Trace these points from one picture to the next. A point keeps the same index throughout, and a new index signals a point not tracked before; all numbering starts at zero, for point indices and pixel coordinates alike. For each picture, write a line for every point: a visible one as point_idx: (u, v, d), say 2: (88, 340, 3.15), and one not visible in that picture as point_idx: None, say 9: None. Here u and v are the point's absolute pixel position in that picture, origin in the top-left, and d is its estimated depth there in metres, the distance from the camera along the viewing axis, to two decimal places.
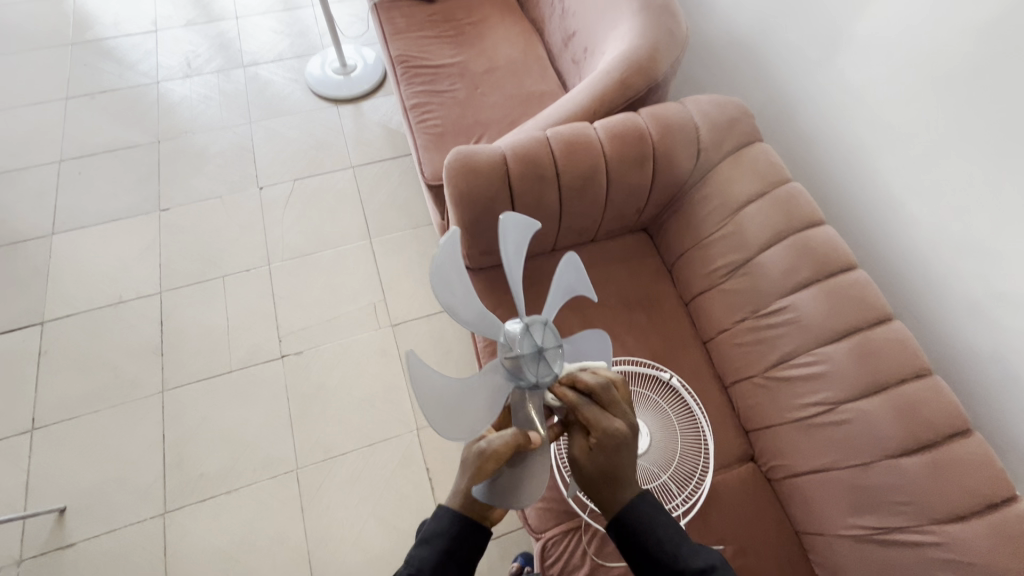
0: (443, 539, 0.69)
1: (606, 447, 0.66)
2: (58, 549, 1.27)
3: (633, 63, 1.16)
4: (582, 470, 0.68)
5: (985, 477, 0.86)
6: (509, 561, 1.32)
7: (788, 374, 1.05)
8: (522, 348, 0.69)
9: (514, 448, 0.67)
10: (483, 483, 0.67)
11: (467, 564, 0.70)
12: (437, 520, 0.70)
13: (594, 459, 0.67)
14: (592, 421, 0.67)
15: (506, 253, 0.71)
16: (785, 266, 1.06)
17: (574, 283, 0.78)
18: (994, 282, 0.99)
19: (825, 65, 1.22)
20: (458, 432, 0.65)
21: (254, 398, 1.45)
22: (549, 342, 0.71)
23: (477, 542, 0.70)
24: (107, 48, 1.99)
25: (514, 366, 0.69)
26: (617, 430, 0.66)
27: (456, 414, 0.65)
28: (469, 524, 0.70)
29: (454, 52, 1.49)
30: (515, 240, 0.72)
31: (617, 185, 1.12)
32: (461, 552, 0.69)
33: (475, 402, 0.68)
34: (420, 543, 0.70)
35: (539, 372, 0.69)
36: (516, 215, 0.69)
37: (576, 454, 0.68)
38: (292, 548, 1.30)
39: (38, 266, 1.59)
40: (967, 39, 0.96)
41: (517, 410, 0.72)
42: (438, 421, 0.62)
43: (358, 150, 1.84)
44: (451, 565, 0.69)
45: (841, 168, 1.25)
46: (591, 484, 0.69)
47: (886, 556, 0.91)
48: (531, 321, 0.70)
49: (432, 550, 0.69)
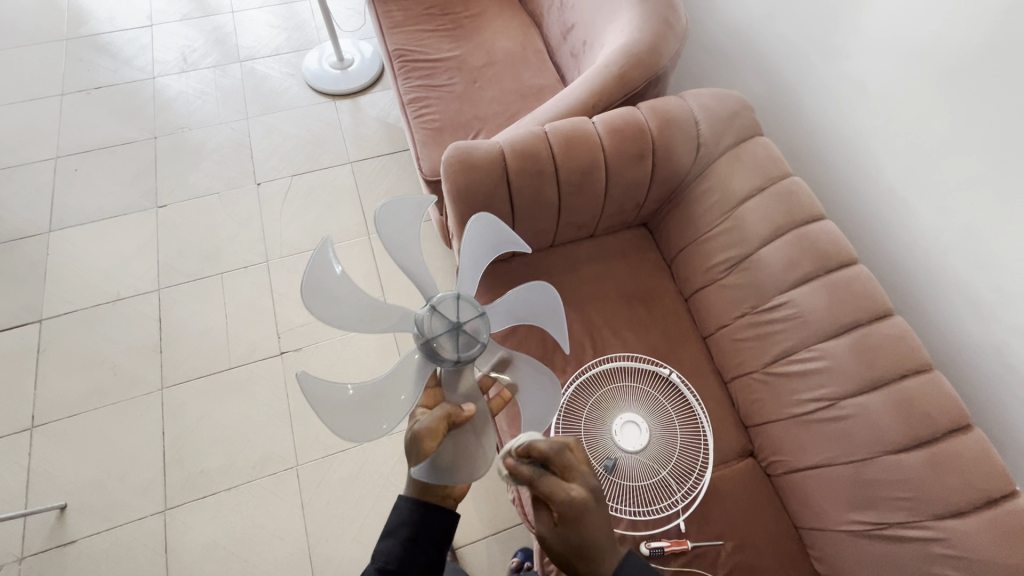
0: (406, 529, 0.72)
1: (569, 518, 0.65)
2: (59, 547, 1.27)
3: (632, 57, 1.15)
4: (553, 549, 0.66)
5: (985, 472, 0.86)
6: (509, 557, 1.32)
7: (788, 370, 1.05)
8: (434, 330, 0.71)
9: (448, 422, 0.68)
10: (424, 464, 0.67)
11: (436, 550, 0.73)
12: (400, 512, 0.73)
13: (560, 535, 0.65)
14: (549, 493, 0.65)
15: (397, 237, 0.74)
16: (785, 261, 1.05)
17: (496, 243, 0.77)
18: (995, 277, 0.98)
19: (826, 57, 1.21)
20: (371, 429, 0.66)
21: (254, 394, 1.45)
22: (465, 315, 0.71)
23: (443, 525, 0.74)
24: (102, 43, 1.97)
25: (431, 349, 0.70)
26: (574, 497, 0.65)
27: (371, 411, 0.67)
28: (431, 511, 0.74)
29: (451, 46, 1.48)
30: (406, 226, 0.74)
31: (617, 180, 1.11)
32: (427, 539, 0.72)
33: (392, 392, 0.69)
34: (385, 536, 0.72)
35: (460, 346, 0.70)
36: (396, 200, 0.72)
37: (542, 532, 0.67)
38: (293, 544, 1.30)
39: (37, 263, 1.59)
40: (970, 31, 0.95)
41: (451, 387, 0.74)
42: (347, 428, 0.64)
43: (357, 145, 1.82)
44: (418, 552, 0.72)
45: (842, 161, 1.24)
46: (566, 563, 0.66)
47: (886, 551, 0.91)
48: (440, 301, 0.72)
49: (397, 541, 0.71)
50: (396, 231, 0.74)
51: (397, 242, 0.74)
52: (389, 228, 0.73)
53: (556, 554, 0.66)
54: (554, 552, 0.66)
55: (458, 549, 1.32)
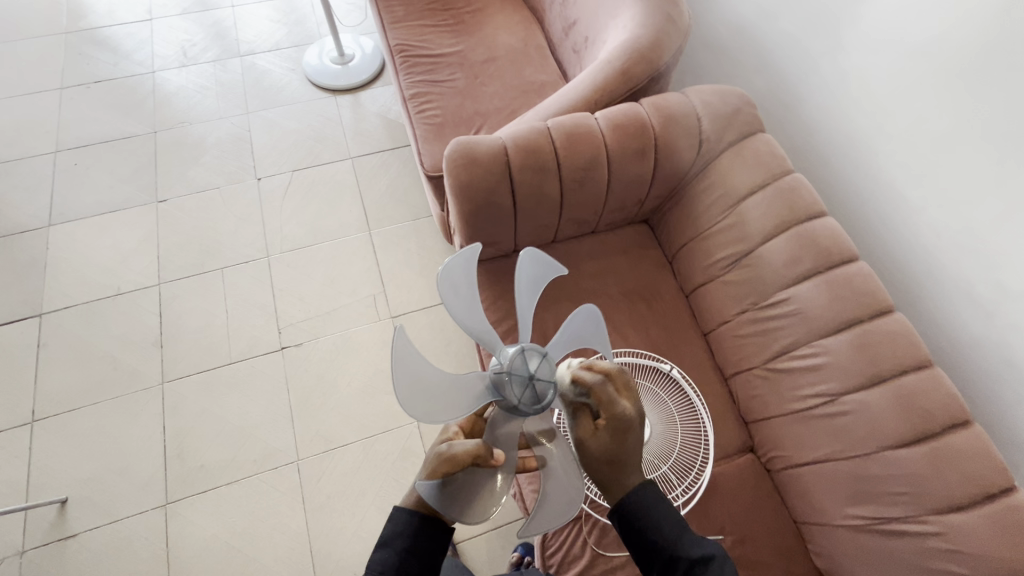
0: (401, 540, 0.72)
1: (616, 430, 0.64)
2: (60, 541, 1.27)
3: (634, 53, 1.15)
4: (589, 453, 0.65)
5: (984, 467, 0.86)
6: (509, 551, 1.33)
7: (788, 365, 1.05)
8: (512, 367, 0.67)
9: (473, 462, 0.67)
10: (434, 483, 0.65)
11: (429, 559, 0.73)
12: (395, 522, 0.73)
13: (600, 442, 0.65)
14: (605, 403, 0.65)
15: (521, 278, 0.74)
16: (786, 258, 1.06)
17: (592, 339, 0.76)
18: (994, 274, 0.99)
19: (827, 54, 1.21)
20: (424, 412, 0.62)
21: (254, 389, 1.45)
22: (545, 374, 0.66)
23: (435, 536, 0.74)
24: (101, 37, 1.97)
25: (500, 383, 0.67)
26: (627, 414, 0.64)
27: (432, 397, 0.63)
28: (426, 520, 0.73)
29: (453, 41, 1.47)
30: (530, 275, 0.75)
31: (619, 176, 1.11)
32: (420, 549, 0.72)
33: (450, 396, 0.65)
34: (380, 547, 0.72)
35: (522, 398, 0.66)
36: (538, 254, 0.74)
37: (581, 437, 0.65)
38: (294, 538, 1.31)
39: (36, 258, 1.59)
40: (975, 30, 0.95)
41: (495, 426, 0.72)
42: (404, 395, 0.60)
43: (357, 140, 1.82)
44: (411, 563, 0.72)
45: (843, 159, 1.24)
46: (596, 469, 0.66)
47: (883, 545, 0.92)
48: (525, 349, 0.67)
49: (392, 551, 0.71)
50: (524, 273, 0.74)
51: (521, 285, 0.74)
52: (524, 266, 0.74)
53: (590, 461, 0.66)
54: (586, 456, 0.66)
55: (459, 544, 1.32)
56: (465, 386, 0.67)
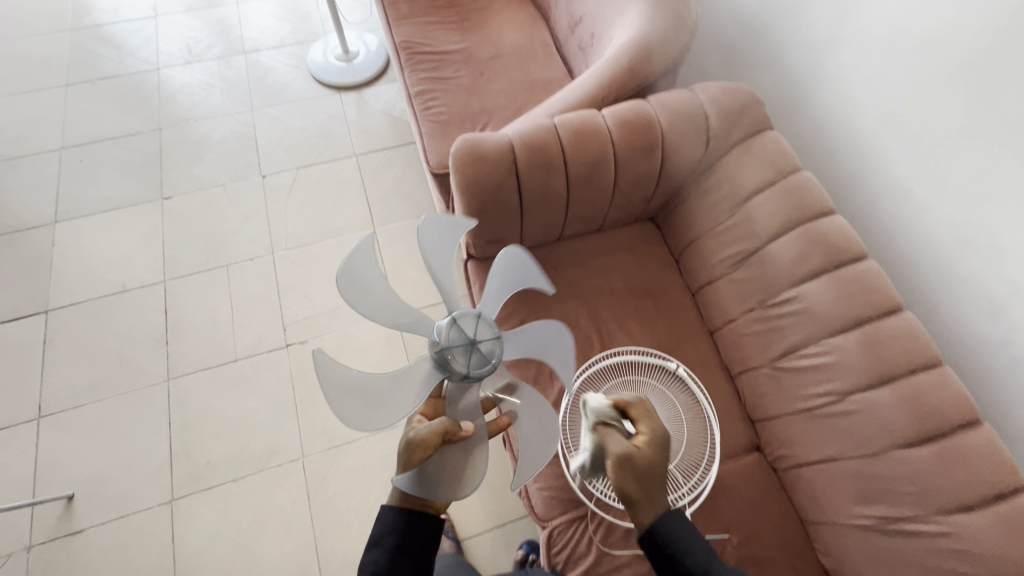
0: (391, 538, 0.72)
1: (656, 440, 0.70)
2: (66, 536, 1.28)
3: (641, 50, 1.14)
4: (635, 467, 0.68)
5: (994, 467, 0.86)
6: (514, 549, 1.33)
7: (795, 364, 1.05)
8: (449, 340, 0.70)
9: (443, 437, 0.67)
10: (409, 473, 0.65)
11: (423, 553, 0.73)
12: (384, 521, 0.73)
13: (645, 452, 0.69)
14: (645, 417, 0.72)
15: (428, 250, 0.76)
16: (793, 256, 1.05)
17: (524, 276, 0.72)
18: (1004, 273, 0.98)
19: (835, 51, 1.21)
20: (375, 420, 0.65)
21: (259, 386, 1.45)
22: (482, 335, 0.71)
23: (428, 530, 0.74)
24: (106, 34, 1.97)
25: (443, 358, 0.70)
26: (662, 428, 0.72)
27: (380, 402, 0.67)
28: (416, 516, 0.73)
29: (459, 38, 1.47)
30: (439, 243, 0.76)
31: (625, 173, 1.11)
32: (412, 545, 0.72)
33: (394, 393, 0.68)
34: (372, 546, 0.72)
35: (471, 364, 0.70)
36: (433, 220, 0.74)
37: (624, 448, 0.68)
38: (299, 534, 1.31)
39: (42, 254, 1.59)
40: (987, 27, 0.94)
41: (454, 402, 0.73)
42: (346, 412, 0.63)
43: (362, 138, 1.82)
44: (405, 559, 0.72)
45: (851, 156, 1.23)
46: (639, 482, 0.68)
47: (892, 546, 0.92)
48: (457, 318, 0.72)
49: (383, 550, 0.71)
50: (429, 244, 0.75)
51: (432, 255, 0.76)
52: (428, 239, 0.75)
53: (635, 473, 0.68)
54: (630, 469, 0.68)
55: (464, 541, 1.32)
56: (407, 377, 0.70)
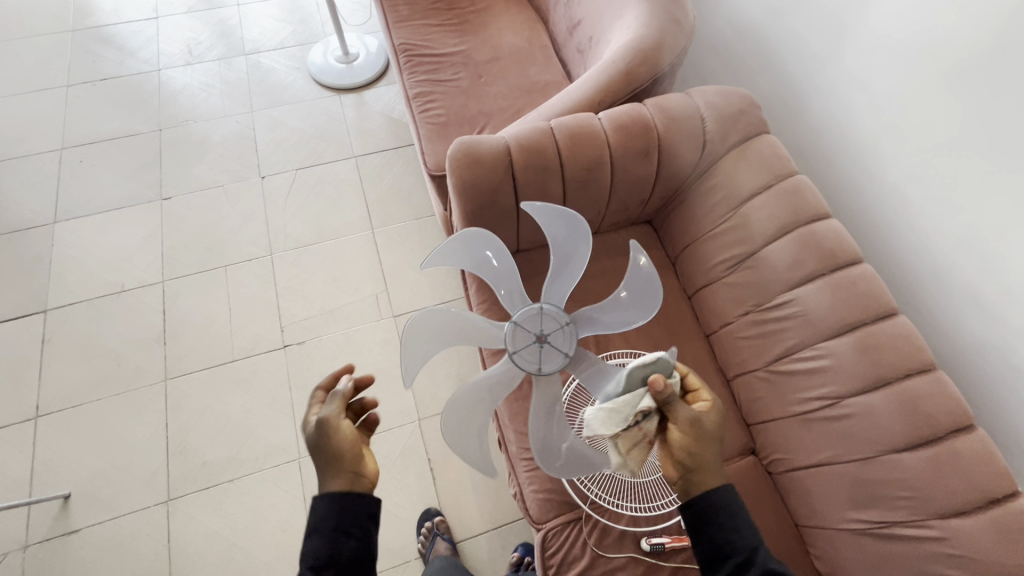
0: (329, 520, 0.65)
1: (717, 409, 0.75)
2: (62, 536, 1.28)
3: (638, 54, 1.15)
4: (701, 439, 0.70)
5: (987, 473, 0.86)
6: (509, 551, 1.33)
7: (790, 368, 1.05)
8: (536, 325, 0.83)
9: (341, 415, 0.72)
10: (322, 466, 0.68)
11: (363, 532, 0.67)
12: (318, 506, 0.66)
13: (710, 418, 0.72)
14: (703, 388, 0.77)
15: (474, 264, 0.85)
16: (789, 260, 1.05)
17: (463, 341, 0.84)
18: (997, 278, 0.98)
19: (833, 56, 1.21)
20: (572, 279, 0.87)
21: (256, 388, 1.46)
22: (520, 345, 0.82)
23: (360, 506, 0.67)
24: (107, 35, 1.97)
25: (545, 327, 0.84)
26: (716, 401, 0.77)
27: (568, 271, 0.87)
28: (349, 494, 0.67)
29: (457, 41, 1.47)
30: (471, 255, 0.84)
31: (622, 176, 1.11)
32: (350, 523, 0.66)
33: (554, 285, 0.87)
34: (308, 536, 0.65)
35: (543, 357, 0.81)
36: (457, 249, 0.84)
37: (696, 413, 0.71)
38: (294, 534, 1.31)
39: (41, 253, 1.60)
40: (983, 32, 0.94)
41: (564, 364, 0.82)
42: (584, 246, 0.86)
43: (361, 140, 1.82)
44: (345, 541, 0.65)
45: (849, 160, 1.23)
46: (705, 448, 0.70)
47: (886, 550, 0.92)
48: (546, 307, 0.84)
49: (321, 535, 0.65)
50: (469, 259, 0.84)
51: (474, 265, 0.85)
52: (541, 224, 0.84)
53: (705, 438, 0.70)
54: (698, 436, 0.70)
55: (459, 543, 1.32)
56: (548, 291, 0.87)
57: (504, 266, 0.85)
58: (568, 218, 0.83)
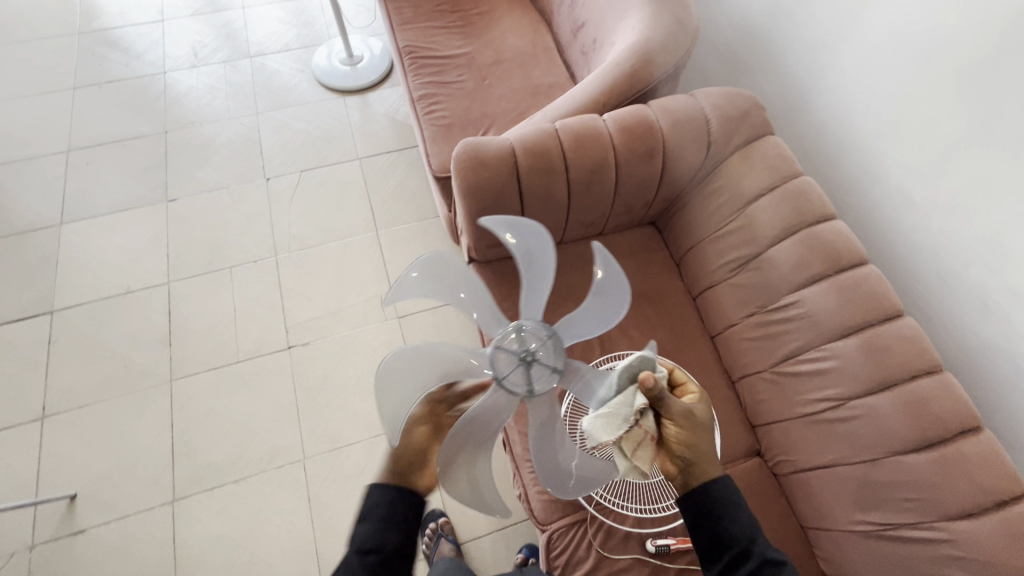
0: (380, 511, 0.68)
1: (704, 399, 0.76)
2: (68, 536, 1.29)
3: (642, 56, 1.15)
4: (699, 430, 0.70)
5: (995, 475, 0.85)
6: (514, 553, 1.33)
7: (795, 369, 1.05)
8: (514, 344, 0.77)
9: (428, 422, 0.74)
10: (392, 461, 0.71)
11: (409, 527, 0.69)
12: (371, 496, 0.69)
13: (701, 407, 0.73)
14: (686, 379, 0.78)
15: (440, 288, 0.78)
16: (794, 261, 1.05)
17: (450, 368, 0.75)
18: (1004, 279, 0.98)
19: (838, 58, 1.21)
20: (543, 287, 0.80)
21: (261, 389, 1.46)
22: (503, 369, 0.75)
23: (409, 503, 0.69)
24: (113, 38, 1.99)
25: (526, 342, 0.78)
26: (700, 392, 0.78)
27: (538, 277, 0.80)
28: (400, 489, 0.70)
29: (461, 43, 1.48)
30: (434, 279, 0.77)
31: (627, 178, 1.11)
32: (398, 516, 0.69)
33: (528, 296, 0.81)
34: (359, 522, 0.69)
35: (531, 377, 0.75)
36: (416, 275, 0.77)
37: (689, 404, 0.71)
38: (299, 535, 1.31)
39: (48, 255, 1.60)
40: (988, 33, 0.94)
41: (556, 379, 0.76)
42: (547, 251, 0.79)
43: (365, 142, 1.83)
44: (393, 532, 0.68)
45: (854, 162, 1.23)
46: (703, 438, 0.70)
47: (892, 552, 0.91)
48: (524, 323, 0.78)
49: (370, 524, 0.68)
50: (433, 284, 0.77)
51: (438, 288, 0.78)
52: (504, 236, 0.77)
53: (702, 428, 0.70)
54: (695, 427, 0.70)
55: (464, 544, 1.32)
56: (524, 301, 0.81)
57: (471, 285, 0.79)
58: (527, 227, 0.77)
